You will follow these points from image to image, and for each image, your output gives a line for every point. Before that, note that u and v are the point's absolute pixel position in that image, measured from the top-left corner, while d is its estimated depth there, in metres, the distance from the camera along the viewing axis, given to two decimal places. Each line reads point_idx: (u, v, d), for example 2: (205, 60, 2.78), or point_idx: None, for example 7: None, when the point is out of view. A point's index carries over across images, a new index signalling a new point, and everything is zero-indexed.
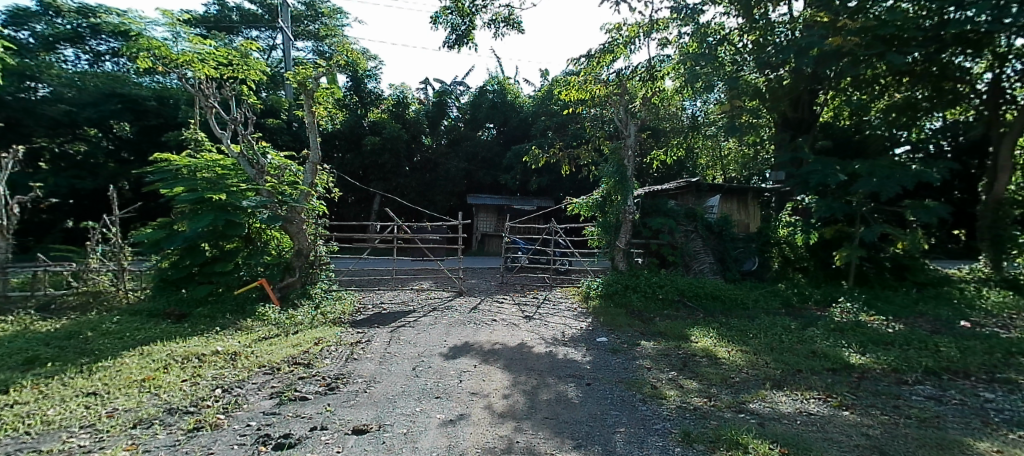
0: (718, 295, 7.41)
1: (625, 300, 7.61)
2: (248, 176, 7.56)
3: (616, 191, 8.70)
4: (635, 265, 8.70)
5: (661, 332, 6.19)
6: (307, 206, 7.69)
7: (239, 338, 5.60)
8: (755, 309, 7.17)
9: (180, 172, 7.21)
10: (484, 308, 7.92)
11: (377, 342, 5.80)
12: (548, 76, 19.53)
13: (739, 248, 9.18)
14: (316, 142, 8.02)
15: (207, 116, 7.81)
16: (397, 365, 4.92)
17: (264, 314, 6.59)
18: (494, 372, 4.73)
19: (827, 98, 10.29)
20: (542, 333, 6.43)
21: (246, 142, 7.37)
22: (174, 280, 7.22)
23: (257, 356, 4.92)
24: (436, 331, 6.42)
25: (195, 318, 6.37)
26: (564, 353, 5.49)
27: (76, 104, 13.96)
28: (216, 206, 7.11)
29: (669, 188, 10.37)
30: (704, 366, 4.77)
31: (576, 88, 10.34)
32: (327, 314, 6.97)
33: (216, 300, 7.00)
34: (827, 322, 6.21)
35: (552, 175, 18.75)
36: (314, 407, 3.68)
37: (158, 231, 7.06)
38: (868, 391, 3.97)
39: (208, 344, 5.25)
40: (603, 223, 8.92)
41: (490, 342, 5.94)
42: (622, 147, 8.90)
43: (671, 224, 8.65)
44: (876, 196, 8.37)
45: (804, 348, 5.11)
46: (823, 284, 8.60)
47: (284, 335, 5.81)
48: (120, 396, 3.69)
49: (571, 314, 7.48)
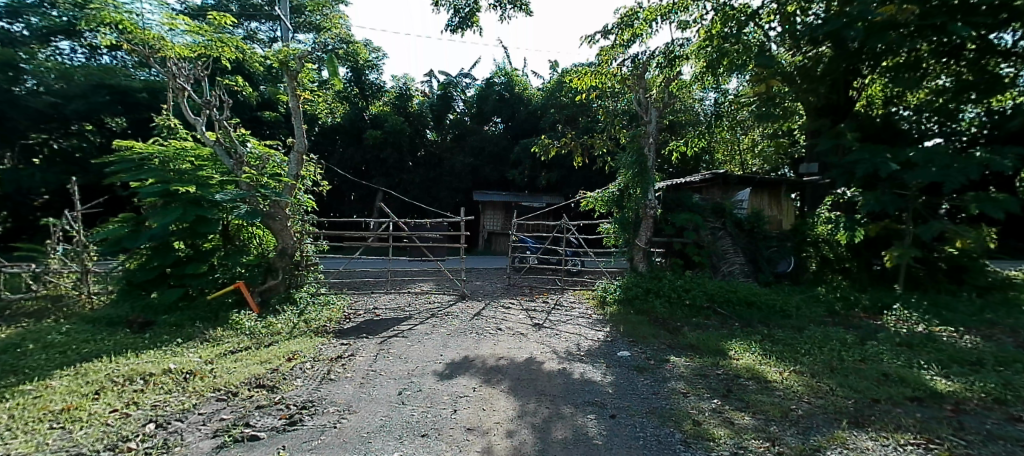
0: (753, 301, 6.51)
1: (647, 307, 6.75)
2: (226, 167, 6.79)
3: (635, 183, 7.87)
4: (656, 266, 7.85)
5: (693, 345, 5.31)
6: (291, 200, 6.92)
7: (201, 352, 4.80)
8: (798, 317, 6.26)
9: (145, 162, 6.39)
10: (488, 315, 7.09)
11: (362, 357, 4.99)
12: (558, 68, 18.64)
13: (772, 247, 8.28)
14: (299, 130, 7.19)
15: (179, 100, 7.03)
16: (379, 388, 4.07)
17: (237, 322, 5.82)
18: (496, 399, 3.88)
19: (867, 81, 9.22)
20: (554, 345, 5.58)
21: (223, 130, 6.64)
22: (140, 283, 6.43)
23: (215, 377, 4.12)
24: (433, 343, 5.59)
25: (160, 327, 5.62)
26: (579, 372, 4.63)
27: (64, 96, 13.11)
28: (186, 199, 6.34)
29: (693, 181, 9.43)
30: (753, 393, 3.90)
31: (588, 74, 9.40)
32: (310, 323, 6.19)
33: (187, 306, 6.24)
34: (889, 334, 5.27)
35: (563, 170, 17.88)
36: (264, 451, 2.87)
37: (119, 228, 6.27)
38: (978, 433, 3.06)
39: (163, 360, 4.47)
40: (620, 219, 8.05)
41: (494, 357, 5.10)
42: (642, 134, 8.02)
43: (697, 221, 7.75)
44: (931, 188, 7.36)
45: (871, 369, 4.22)
46: (868, 288, 7.66)
47: (255, 349, 5.03)
48: (20, 436, 2.91)
49: (586, 322, 6.64)
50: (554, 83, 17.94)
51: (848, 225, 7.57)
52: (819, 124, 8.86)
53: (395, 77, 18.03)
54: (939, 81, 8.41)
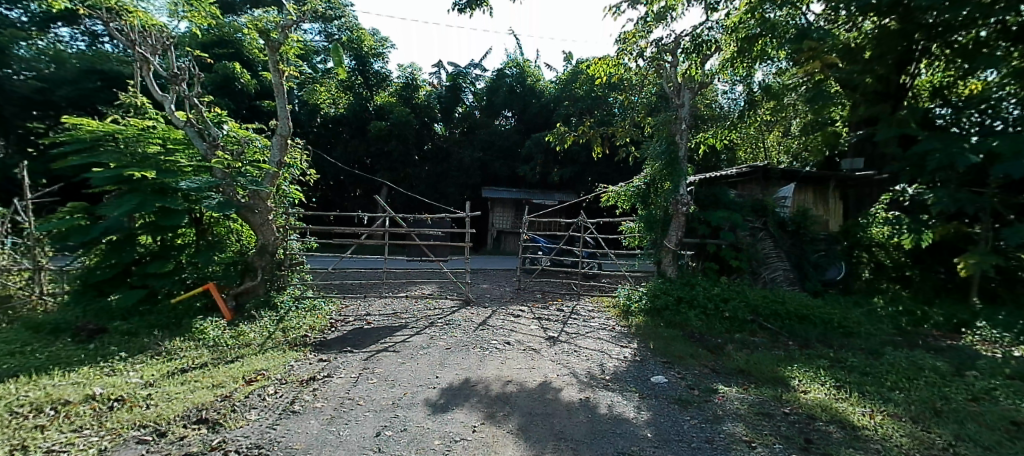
0: (805, 315, 5.53)
1: (680, 319, 5.80)
2: (199, 152, 5.98)
3: (664, 176, 6.90)
4: (686, 270, 6.90)
5: (743, 371, 4.34)
6: (272, 190, 6.12)
7: (146, 369, 3.96)
8: (865, 336, 5.24)
9: (101, 143, 5.54)
10: (494, 324, 6.18)
11: (340, 378, 4.10)
12: (573, 60, 17.62)
13: (819, 252, 7.28)
14: (281, 110, 6.34)
15: (146, 75, 6.16)
16: (353, 426, 3.16)
17: (201, 330, 4.98)
18: (502, 447, 2.95)
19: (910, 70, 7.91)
20: (573, 365, 4.65)
21: (194, 108, 5.84)
22: (96, 283, 5.60)
23: (147, 408, 3.26)
24: (428, 360, 4.69)
25: (110, 335, 4.78)
26: (607, 404, 3.69)
27: (52, 82, 12.35)
28: (146, 186, 5.51)
29: (729, 175, 8.48)
30: (842, 447, 2.93)
31: (606, 61, 8.27)
32: (287, 332, 5.34)
33: (148, 311, 5.41)
34: (992, 362, 4.25)
35: (576, 167, 16.93)
36: None
37: (70, 218, 5.43)
38: None
39: (91, 381, 3.61)
40: (646, 218, 7.09)
41: (501, 380, 4.19)
42: (673, 119, 7.10)
43: (735, 219, 6.75)
44: (1014, 185, 6.22)
45: (992, 414, 3.21)
46: (936, 301, 6.64)
47: (214, 366, 4.19)
48: None
49: (608, 335, 5.73)
50: (568, 75, 16.91)
51: (915, 226, 6.51)
52: (874, 111, 7.79)
53: (401, 67, 17.11)
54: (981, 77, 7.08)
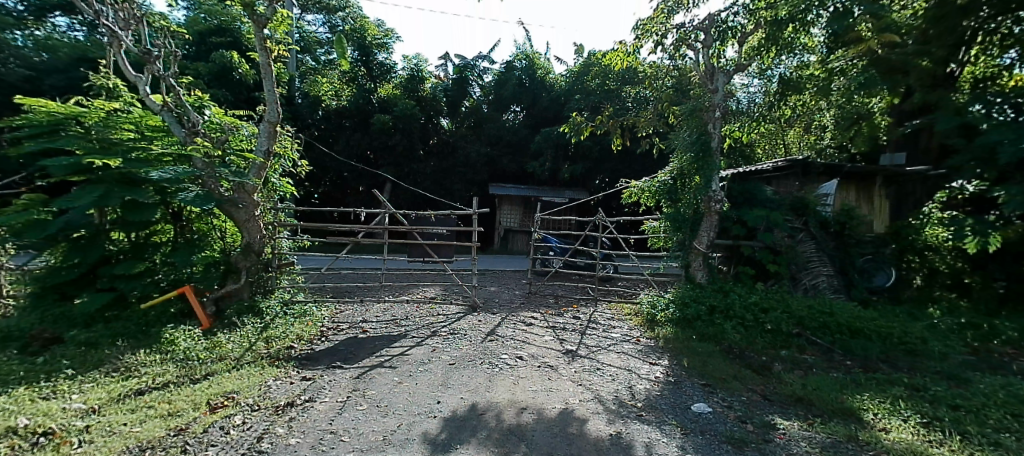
0: (860, 329, 4.82)
1: (715, 331, 5.12)
2: (177, 139, 5.35)
3: (694, 169, 6.23)
4: (718, 275, 6.21)
5: (802, 400, 3.63)
6: (257, 182, 5.48)
7: (93, 392, 3.32)
8: (933, 355, 4.53)
9: (63, 128, 4.93)
10: (504, 335, 5.52)
11: (322, 404, 3.45)
12: (584, 52, 16.88)
13: (865, 256, 6.56)
14: (269, 93, 5.68)
15: (117, 53, 5.50)
16: None
17: (171, 341, 4.36)
18: None
19: (964, 56, 7.13)
20: (599, 388, 3.98)
21: (171, 90, 5.20)
22: (58, 285, 5.01)
23: (77, 447, 2.62)
24: (427, 380, 4.02)
25: (65, 346, 4.18)
26: (643, 444, 3.01)
27: (40, 70, 11.58)
28: (112, 177, 4.90)
29: (762, 170, 7.90)
30: None
31: (622, 49, 7.49)
32: (270, 343, 4.71)
33: (115, 319, 4.84)
34: None
35: (587, 162, 16.27)
36: None
37: (29, 212, 4.80)
38: None
39: (21, 408, 2.98)
40: (672, 216, 6.47)
41: (515, 407, 3.53)
42: (706, 107, 6.36)
43: (774, 218, 6.05)
44: None
45: None
46: (1001, 312, 5.90)
47: (176, 387, 3.55)
48: None
49: (633, 349, 5.06)
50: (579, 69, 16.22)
51: (981, 227, 5.77)
52: (929, 100, 6.99)
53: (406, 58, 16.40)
54: (1007, 56, 6.80)
